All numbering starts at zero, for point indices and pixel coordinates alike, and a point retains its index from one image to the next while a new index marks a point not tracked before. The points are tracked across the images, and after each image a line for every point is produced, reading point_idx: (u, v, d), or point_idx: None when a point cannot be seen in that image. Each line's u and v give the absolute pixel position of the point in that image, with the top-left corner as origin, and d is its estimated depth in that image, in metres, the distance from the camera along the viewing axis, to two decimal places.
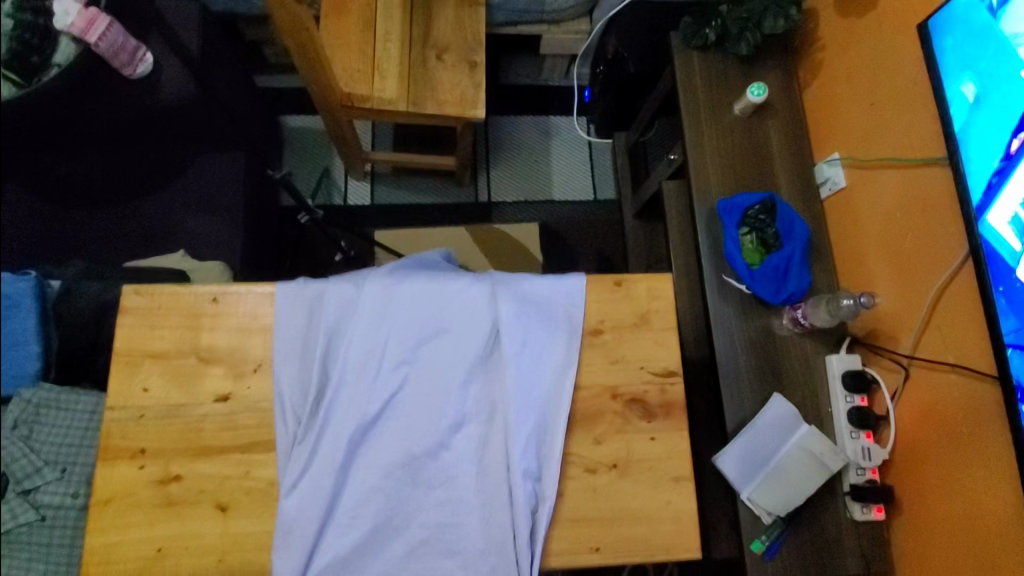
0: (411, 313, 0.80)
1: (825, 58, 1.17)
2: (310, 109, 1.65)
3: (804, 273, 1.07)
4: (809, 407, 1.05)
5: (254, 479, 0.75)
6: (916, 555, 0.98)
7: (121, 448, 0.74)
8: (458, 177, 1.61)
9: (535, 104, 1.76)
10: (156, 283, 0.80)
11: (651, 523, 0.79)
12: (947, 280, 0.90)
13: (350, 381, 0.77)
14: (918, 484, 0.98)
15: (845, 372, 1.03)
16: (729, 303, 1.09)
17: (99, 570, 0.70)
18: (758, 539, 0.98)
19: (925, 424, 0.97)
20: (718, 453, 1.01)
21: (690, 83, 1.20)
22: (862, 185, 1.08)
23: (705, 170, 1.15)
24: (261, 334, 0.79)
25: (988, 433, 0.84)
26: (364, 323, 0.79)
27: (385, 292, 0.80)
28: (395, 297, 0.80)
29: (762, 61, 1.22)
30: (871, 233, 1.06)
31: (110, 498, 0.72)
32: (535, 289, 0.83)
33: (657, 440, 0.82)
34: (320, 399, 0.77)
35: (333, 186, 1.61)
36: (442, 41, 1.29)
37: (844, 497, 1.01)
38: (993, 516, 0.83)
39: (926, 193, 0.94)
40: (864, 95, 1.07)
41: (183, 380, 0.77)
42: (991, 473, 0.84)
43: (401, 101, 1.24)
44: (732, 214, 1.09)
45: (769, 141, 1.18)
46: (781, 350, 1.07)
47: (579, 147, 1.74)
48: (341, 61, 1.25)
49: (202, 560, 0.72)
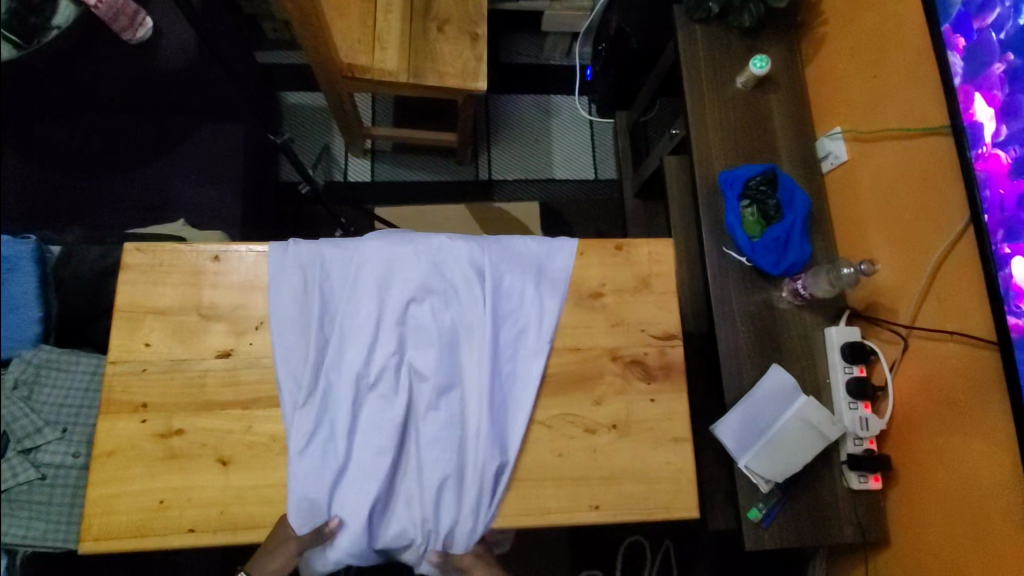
0: (408, 275, 0.80)
1: (828, 32, 1.17)
2: (310, 84, 1.64)
3: (804, 245, 1.07)
4: (808, 377, 1.06)
5: (255, 434, 0.75)
6: (910, 523, 0.99)
7: (122, 402, 0.74)
8: (459, 154, 1.61)
9: (536, 83, 1.75)
10: (158, 240, 0.80)
11: (650, 482, 0.79)
12: (948, 248, 0.90)
13: (348, 345, 0.77)
14: (914, 454, 0.98)
15: (843, 343, 1.04)
16: (729, 274, 1.09)
17: (101, 521, 0.71)
18: (755, 507, 0.98)
19: (923, 394, 0.97)
20: (717, 421, 1.02)
21: (692, 57, 1.20)
22: (864, 157, 1.08)
23: (707, 143, 1.15)
24: (262, 291, 0.79)
25: (984, 399, 0.85)
26: (361, 287, 0.79)
27: (381, 255, 0.80)
28: (390, 259, 0.80)
29: (764, 35, 1.22)
30: (872, 206, 1.06)
31: (112, 451, 0.73)
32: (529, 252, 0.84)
33: (657, 401, 0.82)
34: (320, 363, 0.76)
35: (333, 162, 1.61)
36: (443, 14, 1.28)
37: (840, 466, 1.01)
38: (989, 482, 0.84)
39: (926, 161, 0.94)
40: (866, 67, 1.07)
41: (185, 336, 0.77)
42: (986, 439, 0.84)
43: (402, 72, 1.23)
44: (733, 186, 1.09)
45: (771, 115, 1.18)
46: (780, 321, 1.08)
47: (581, 127, 1.74)
48: (342, 32, 1.24)
49: (205, 512, 0.73)
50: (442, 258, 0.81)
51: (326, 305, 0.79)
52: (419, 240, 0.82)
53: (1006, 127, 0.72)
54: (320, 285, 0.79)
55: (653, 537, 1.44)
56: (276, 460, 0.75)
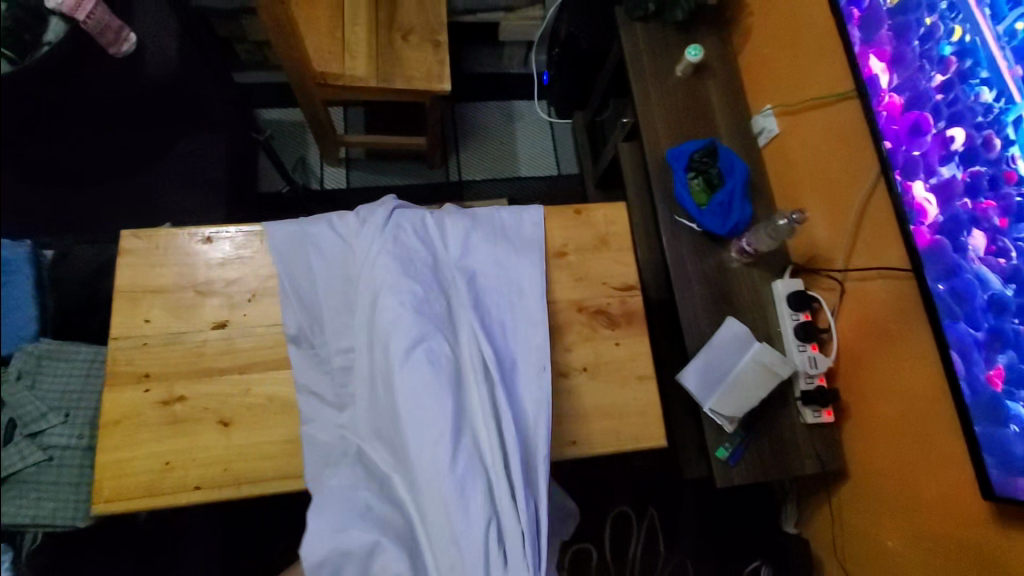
0: (393, 297, 0.78)
1: (753, 22, 1.31)
2: (284, 101, 1.72)
3: (745, 207, 1.18)
4: (760, 327, 1.16)
5: (254, 395, 0.81)
6: (864, 451, 1.08)
7: (127, 372, 0.80)
8: (429, 158, 1.70)
9: (498, 91, 1.87)
10: (153, 226, 0.86)
11: (621, 416, 0.87)
12: (867, 197, 1.02)
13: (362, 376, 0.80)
14: (861, 386, 1.08)
15: (789, 293, 1.14)
16: (683, 240, 1.20)
17: (112, 484, 0.75)
18: (722, 447, 1.06)
19: (862, 331, 1.07)
20: (681, 370, 1.11)
21: (635, 50, 1.32)
22: (792, 128, 1.20)
23: (654, 125, 1.27)
24: (253, 267, 0.86)
25: (914, 323, 0.95)
26: (359, 313, 0.81)
27: (367, 277, 0.81)
28: (374, 280, 0.80)
29: (698, 29, 1.36)
30: (804, 170, 1.18)
31: (120, 419, 0.78)
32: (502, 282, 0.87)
33: (622, 345, 0.91)
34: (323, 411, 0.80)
35: (309, 171, 1.68)
36: (407, 25, 1.39)
37: (796, 404, 1.10)
38: (924, 397, 0.93)
39: (843, 124, 1.07)
40: (787, 48, 1.21)
41: (182, 311, 0.83)
42: (918, 359, 0.94)
43: (371, 78, 1.33)
44: (679, 160, 1.20)
45: (709, 98, 1.31)
46: (732, 279, 1.18)
47: (542, 128, 1.85)
48: (313, 44, 1.33)
49: (210, 471, 0.78)
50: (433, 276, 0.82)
51: (336, 336, 0.82)
52: (402, 256, 0.82)
53: (896, 76, 0.85)
54: (326, 317, 0.83)
55: (637, 506, 1.49)
56: (273, 419, 0.80)
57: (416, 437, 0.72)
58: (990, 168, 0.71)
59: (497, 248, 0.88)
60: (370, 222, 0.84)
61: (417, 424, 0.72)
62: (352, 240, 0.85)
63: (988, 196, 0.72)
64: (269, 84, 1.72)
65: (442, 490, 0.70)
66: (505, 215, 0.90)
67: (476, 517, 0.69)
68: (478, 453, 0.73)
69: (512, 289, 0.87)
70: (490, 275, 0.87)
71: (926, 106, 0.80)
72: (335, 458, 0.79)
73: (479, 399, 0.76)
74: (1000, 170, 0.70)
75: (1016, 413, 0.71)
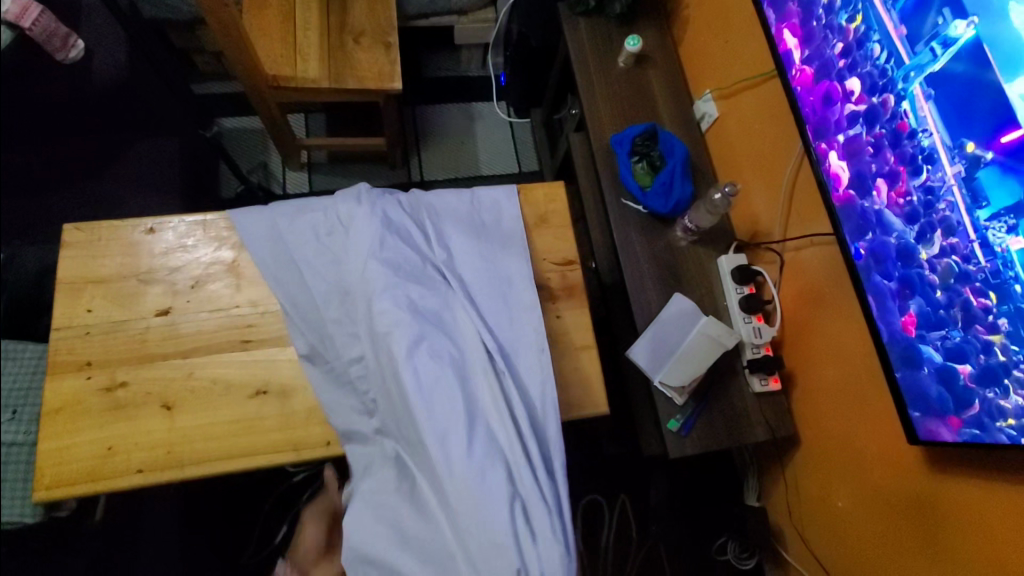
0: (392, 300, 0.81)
1: (689, 13, 1.36)
2: (245, 110, 1.74)
3: (687, 185, 1.22)
4: (707, 302, 1.19)
5: (197, 378, 0.82)
6: (811, 416, 1.10)
7: (68, 361, 0.81)
8: (390, 159, 1.73)
9: (457, 93, 1.91)
10: (95, 220, 0.88)
11: (563, 385, 0.89)
12: (797, 169, 1.06)
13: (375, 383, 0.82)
14: (802, 352, 1.11)
15: (733, 267, 1.17)
16: (630, 222, 1.23)
17: (53, 470, 0.75)
18: (673, 418, 1.09)
19: (802, 299, 1.10)
20: (631, 346, 1.13)
21: (579, 43, 1.37)
22: (729, 110, 1.25)
23: (598, 114, 1.31)
24: (197, 255, 0.88)
25: (842, 284, 0.99)
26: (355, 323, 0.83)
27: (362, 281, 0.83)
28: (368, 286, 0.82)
29: (638, 22, 1.41)
30: (742, 149, 1.22)
31: (61, 407, 0.78)
32: (488, 274, 0.89)
33: (563, 317, 0.93)
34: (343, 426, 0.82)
35: (272, 176, 1.70)
36: (358, 27, 1.43)
37: (744, 374, 1.13)
38: (857, 354, 0.97)
39: (772, 101, 1.11)
40: (720, 35, 1.26)
41: (124, 300, 0.85)
42: (848, 319, 0.99)
43: (324, 79, 1.36)
44: (623, 145, 1.25)
45: (651, 86, 1.35)
46: (678, 256, 1.21)
47: (501, 127, 1.89)
48: (264, 49, 1.37)
49: (152, 454, 0.78)
50: (428, 274, 0.85)
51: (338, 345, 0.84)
52: (392, 262, 0.84)
53: (806, 48, 0.90)
54: (325, 328, 0.85)
55: (608, 494, 1.42)
56: (216, 400, 0.81)
57: (438, 432, 0.75)
58: (889, 125, 0.77)
59: (473, 239, 0.91)
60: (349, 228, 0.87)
61: (438, 418, 0.76)
62: (333, 245, 0.87)
63: (891, 152, 0.77)
64: (229, 95, 1.74)
65: (466, 480, 0.73)
66: (478, 208, 0.95)
67: (498, 500, 0.72)
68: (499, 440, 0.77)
69: (497, 278, 0.89)
70: (474, 266, 0.89)
71: (833, 73, 0.85)
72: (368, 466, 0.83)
73: (488, 388, 0.79)
74: (897, 125, 0.75)
75: (927, 354, 0.75)
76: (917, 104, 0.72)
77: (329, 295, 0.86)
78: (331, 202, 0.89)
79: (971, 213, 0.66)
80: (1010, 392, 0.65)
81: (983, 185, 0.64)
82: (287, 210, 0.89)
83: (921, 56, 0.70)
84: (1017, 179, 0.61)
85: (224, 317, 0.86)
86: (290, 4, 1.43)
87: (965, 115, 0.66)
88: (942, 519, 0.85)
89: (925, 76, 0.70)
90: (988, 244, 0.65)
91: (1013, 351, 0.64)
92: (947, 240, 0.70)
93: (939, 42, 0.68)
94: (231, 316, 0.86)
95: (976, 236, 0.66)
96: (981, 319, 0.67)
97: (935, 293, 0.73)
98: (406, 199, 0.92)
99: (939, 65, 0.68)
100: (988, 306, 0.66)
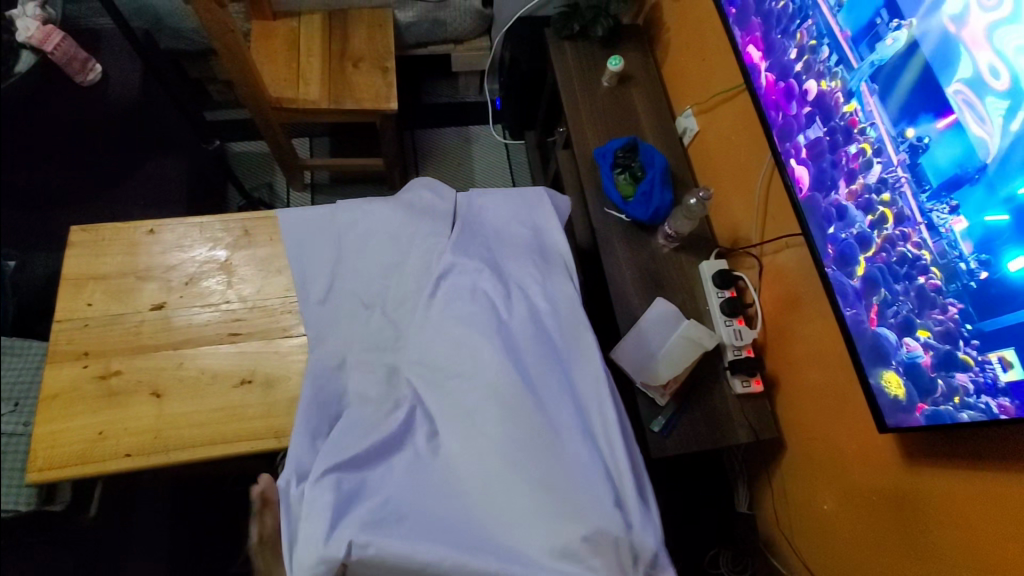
0: (428, 352, 0.85)
1: (669, 36, 1.44)
2: (253, 135, 1.84)
3: (667, 193, 1.26)
4: (689, 307, 1.21)
5: (186, 369, 0.86)
6: (796, 420, 1.10)
7: (66, 351, 0.86)
8: (389, 180, 1.80)
9: (455, 118, 1.99)
10: (100, 222, 0.95)
11: None
12: (769, 177, 1.10)
13: (421, 417, 0.81)
14: (782, 354, 1.12)
15: (714, 273, 1.20)
16: (613, 230, 1.27)
17: (46, 452, 0.79)
18: (656, 419, 1.09)
19: (780, 301, 1.12)
20: (614, 349, 1.15)
21: (564, 65, 1.44)
22: (707, 124, 1.31)
23: (583, 130, 1.37)
24: (192, 254, 0.94)
25: (814, 284, 1.02)
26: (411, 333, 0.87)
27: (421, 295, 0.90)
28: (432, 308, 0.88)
29: (622, 45, 1.49)
30: (720, 159, 1.26)
31: (57, 394, 0.83)
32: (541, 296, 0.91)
33: None
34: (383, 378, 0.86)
35: (276, 197, 1.78)
36: (358, 54, 1.52)
37: (726, 376, 1.14)
38: (833, 354, 0.99)
39: (744, 113, 1.16)
40: (697, 53, 1.32)
41: (123, 295, 0.90)
42: (820, 319, 1.01)
43: (323, 100, 1.45)
44: (606, 157, 1.30)
45: (635, 104, 1.42)
46: (659, 262, 1.25)
47: (497, 149, 1.96)
48: (270, 74, 1.46)
49: (139, 439, 0.82)
50: (466, 305, 0.87)
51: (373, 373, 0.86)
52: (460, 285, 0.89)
53: (767, 57, 0.96)
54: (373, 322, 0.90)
55: None
56: (203, 390, 0.85)
57: (464, 454, 0.76)
58: (841, 125, 0.82)
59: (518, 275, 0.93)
60: (393, 269, 0.92)
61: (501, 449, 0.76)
62: (366, 294, 0.91)
63: (844, 150, 0.82)
64: (237, 122, 1.83)
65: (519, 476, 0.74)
66: (529, 224, 1.00)
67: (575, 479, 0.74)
68: (585, 451, 0.77)
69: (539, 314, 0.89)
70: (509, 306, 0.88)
71: (791, 78, 0.91)
72: (395, 515, 0.73)
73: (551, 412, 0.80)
74: (849, 122, 0.80)
75: (887, 339, 0.79)
76: (864, 99, 0.77)
77: (389, 285, 0.92)
78: (363, 230, 0.94)
79: (916, 199, 0.71)
80: (965, 371, 0.68)
81: (925, 170, 0.69)
82: (351, 209, 0.95)
83: (865, 56, 0.76)
84: (950, 163, 0.66)
85: (215, 313, 0.90)
86: (294, 34, 1.54)
87: (905, 107, 0.71)
88: (923, 515, 0.85)
89: (869, 75, 0.76)
90: (934, 227, 0.69)
91: (964, 328, 0.67)
92: (898, 227, 0.74)
93: (883, 42, 0.73)
94: (220, 310, 0.91)
95: (923, 219, 0.70)
96: (934, 301, 0.71)
97: (892, 280, 0.77)
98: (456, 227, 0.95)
99: (881, 62, 0.74)
100: (938, 287, 0.70)
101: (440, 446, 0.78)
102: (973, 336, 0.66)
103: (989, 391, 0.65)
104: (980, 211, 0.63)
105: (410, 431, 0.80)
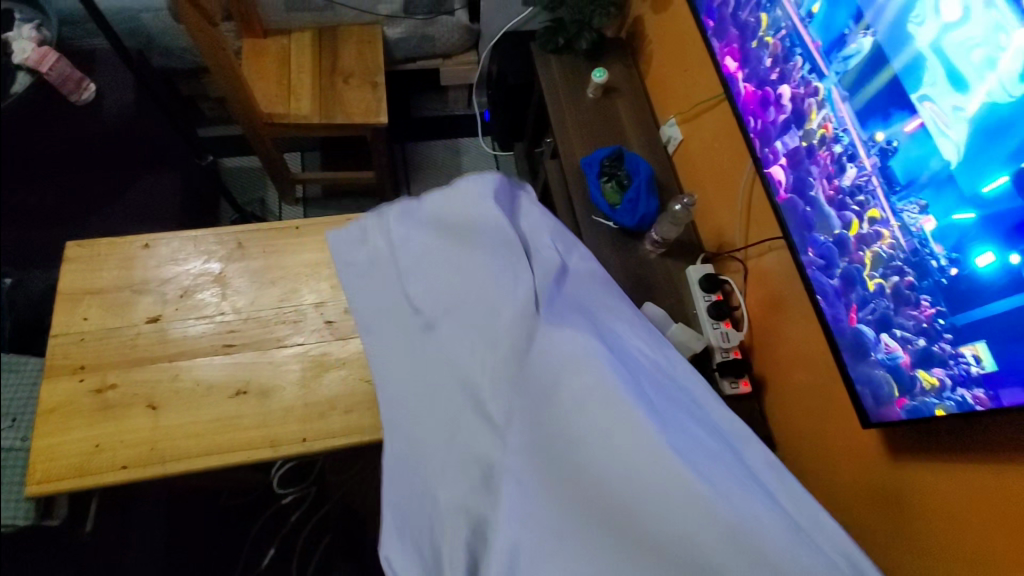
0: (519, 433, 0.69)
1: (651, 48, 1.48)
2: (245, 151, 1.86)
3: (652, 201, 1.28)
4: (677, 311, 1.23)
5: (181, 380, 0.87)
6: (784, 420, 1.12)
7: (64, 365, 0.87)
8: (380, 193, 1.83)
9: (445, 131, 2.03)
10: (95, 237, 0.96)
11: None
12: (750, 183, 1.13)
13: (556, 505, 0.64)
14: (769, 355, 1.15)
15: (700, 277, 1.22)
16: (601, 237, 1.30)
17: (44, 465, 0.80)
18: None
19: (765, 303, 1.15)
20: None
21: (551, 78, 1.48)
22: (689, 133, 1.34)
23: (570, 140, 1.40)
24: (187, 267, 0.96)
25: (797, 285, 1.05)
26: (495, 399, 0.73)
27: (486, 353, 0.76)
28: (498, 371, 0.74)
29: (607, 58, 1.53)
30: (703, 167, 1.30)
31: (53, 408, 0.84)
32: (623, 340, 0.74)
33: None
34: (467, 465, 0.71)
35: (268, 212, 1.80)
36: (348, 70, 1.55)
37: (714, 378, 1.17)
38: (818, 354, 1.01)
39: (725, 121, 1.20)
40: (678, 64, 1.36)
41: (118, 308, 0.91)
42: (804, 319, 1.04)
43: (315, 115, 1.47)
44: (592, 167, 1.33)
45: (620, 115, 1.45)
46: (647, 267, 1.27)
47: (486, 161, 2.00)
48: (262, 91, 1.49)
49: (137, 450, 0.82)
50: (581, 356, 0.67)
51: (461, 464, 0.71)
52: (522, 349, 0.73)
53: (745, 67, 0.99)
54: (437, 395, 0.77)
55: None
56: (199, 401, 0.86)
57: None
58: (816, 131, 0.85)
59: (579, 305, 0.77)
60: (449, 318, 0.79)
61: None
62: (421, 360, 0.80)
63: (820, 155, 0.85)
64: (229, 138, 1.86)
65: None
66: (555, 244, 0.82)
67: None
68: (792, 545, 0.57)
69: (662, 359, 0.74)
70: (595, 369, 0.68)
71: (769, 88, 0.94)
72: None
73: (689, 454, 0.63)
74: (823, 128, 0.83)
75: (867, 335, 0.81)
76: (836, 105, 0.80)
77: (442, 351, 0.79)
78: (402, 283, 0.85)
79: (888, 199, 0.74)
80: (941, 364, 0.71)
81: (895, 172, 0.72)
82: (366, 270, 0.89)
83: (836, 65, 0.80)
84: (920, 168, 0.69)
85: (210, 325, 0.92)
86: (285, 52, 1.57)
87: (874, 112, 0.74)
88: (907, 508, 0.86)
89: (840, 82, 0.79)
90: (906, 226, 0.72)
91: (938, 322, 0.70)
92: (873, 227, 0.77)
93: (852, 51, 0.77)
94: (215, 322, 0.92)
95: (895, 219, 0.73)
96: (909, 297, 0.73)
97: (869, 279, 0.79)
98: (495, 259, 0.79)
99: (851, 70, 0.77)
100: (912, 284, 0.72)
101: (570, 516, 0.63)
102: (947, 331, 0.69)
103: (964, 383, 0.68)
104: (948, 210, 0.66)
105: (528, 503, 0.64)
